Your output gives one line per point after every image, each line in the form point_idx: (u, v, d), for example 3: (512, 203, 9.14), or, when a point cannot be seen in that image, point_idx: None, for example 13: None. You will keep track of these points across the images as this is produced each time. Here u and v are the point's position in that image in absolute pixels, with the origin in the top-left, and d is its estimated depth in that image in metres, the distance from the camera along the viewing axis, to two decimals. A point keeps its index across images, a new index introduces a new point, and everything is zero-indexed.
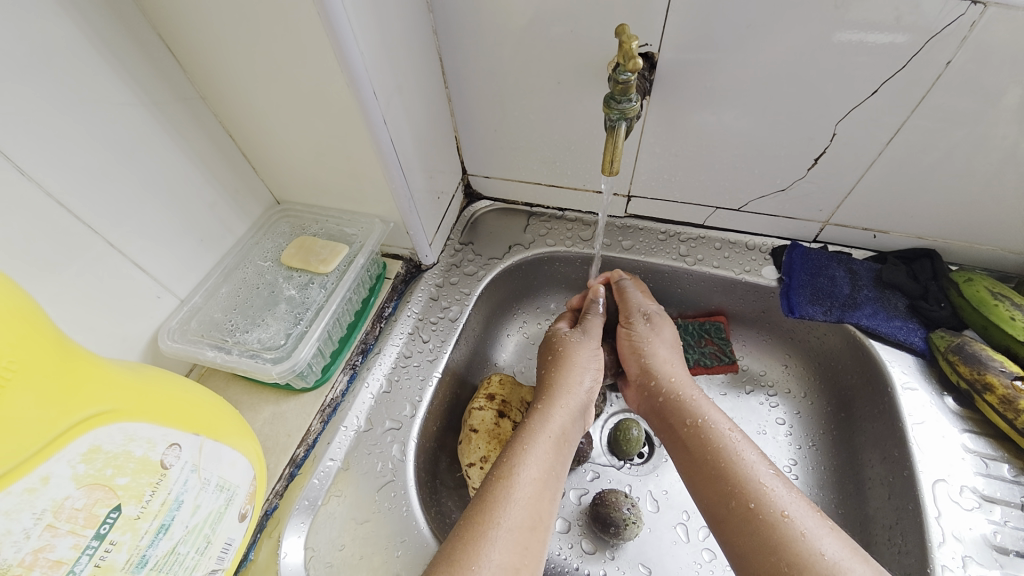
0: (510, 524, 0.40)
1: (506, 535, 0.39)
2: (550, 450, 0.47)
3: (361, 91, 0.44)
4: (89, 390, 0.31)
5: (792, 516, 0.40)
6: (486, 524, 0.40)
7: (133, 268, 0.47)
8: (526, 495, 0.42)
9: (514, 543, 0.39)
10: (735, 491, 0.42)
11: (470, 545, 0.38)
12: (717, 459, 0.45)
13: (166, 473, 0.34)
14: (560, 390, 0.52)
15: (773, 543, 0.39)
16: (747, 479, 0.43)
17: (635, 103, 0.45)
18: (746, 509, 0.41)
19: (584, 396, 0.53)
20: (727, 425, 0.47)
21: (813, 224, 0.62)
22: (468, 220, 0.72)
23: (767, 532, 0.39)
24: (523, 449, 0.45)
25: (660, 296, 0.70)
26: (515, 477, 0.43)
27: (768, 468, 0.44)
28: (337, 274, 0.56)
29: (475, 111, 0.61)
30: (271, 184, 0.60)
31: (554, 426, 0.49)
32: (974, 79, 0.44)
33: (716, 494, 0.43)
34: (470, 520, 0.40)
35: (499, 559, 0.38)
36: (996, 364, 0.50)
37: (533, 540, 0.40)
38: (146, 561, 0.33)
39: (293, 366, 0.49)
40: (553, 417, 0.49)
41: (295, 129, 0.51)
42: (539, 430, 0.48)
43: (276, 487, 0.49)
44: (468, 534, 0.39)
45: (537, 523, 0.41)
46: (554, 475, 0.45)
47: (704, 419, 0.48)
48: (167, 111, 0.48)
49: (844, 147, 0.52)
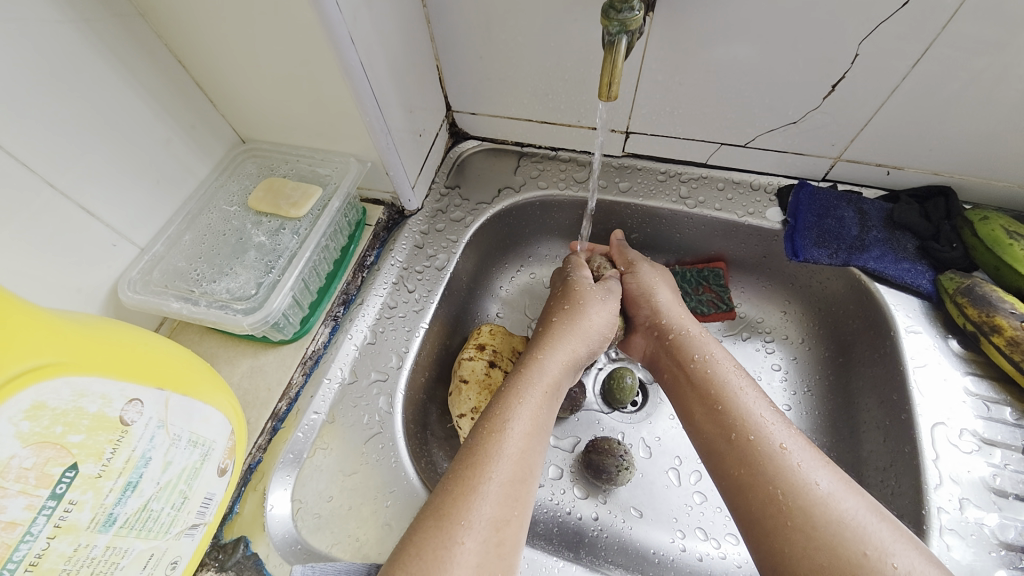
0: (500, 478, 0.38)
1: (497, 489, 0.37)
2: (542, 402, 0.44)
3: (321, 1, 0.38)
4: (24, 341, 0.28)
5: (789, 449, 0.38)
6: (477, 479, 0.38)
7: (81, 214, 0.43)
8: (518, 450, 0.40)
9: (503, 498, 0.37)
10: (735, 424, 0.41)
11: (460, 500, 0.36)
12: (720, 394, 0.43)
13: (127, 430, 0.32)
14: (562, 345, 0.49)
15: (768, 475, 0.37)
16: (746, 415, 0.41)
17: (637, 12, 0.39)
18: (744, 441, 0.40)
19: (585, 354, 0.50)
20: (733, 362, 0.46)
21: (824, 160, 0.57)
22: (454, 161, 0.67)
23: (763, 463, 0.38)
24: (514, 402, 0.43)
25: (657, 242, 0.67)
26: (509, 431, 0.41)
27: (769, 406, 0.42)
28: (310, 219, 0.52)
29: (458, 35, 0.54)
30: (233, 120, 0.54)
31: (551, 378, 0.46)
32: (1002, 3, 0.39)
33: (713, 428, 0.42)
34: (460, 474, 0.38)
35: (488, 513, 0.36)
36: (1006, 305, 0.48)
37: (520, 492, 0.38)
38: (114, 519, 0.32)
39: (266, 317, 0.46)
40: (545, 365, 0.47)
41: (251, 51, 0.45)
42: (537, 382, 0.45)
43: (258, 441, 0.47)
44: (458, 491, 0.37)
45: (524, 476, 0.39)
46: (544, 426, 0.43)
47: (710, 355, 0.47)
48: (102, 32, 0.41)
49: (865, 72, 0.47)
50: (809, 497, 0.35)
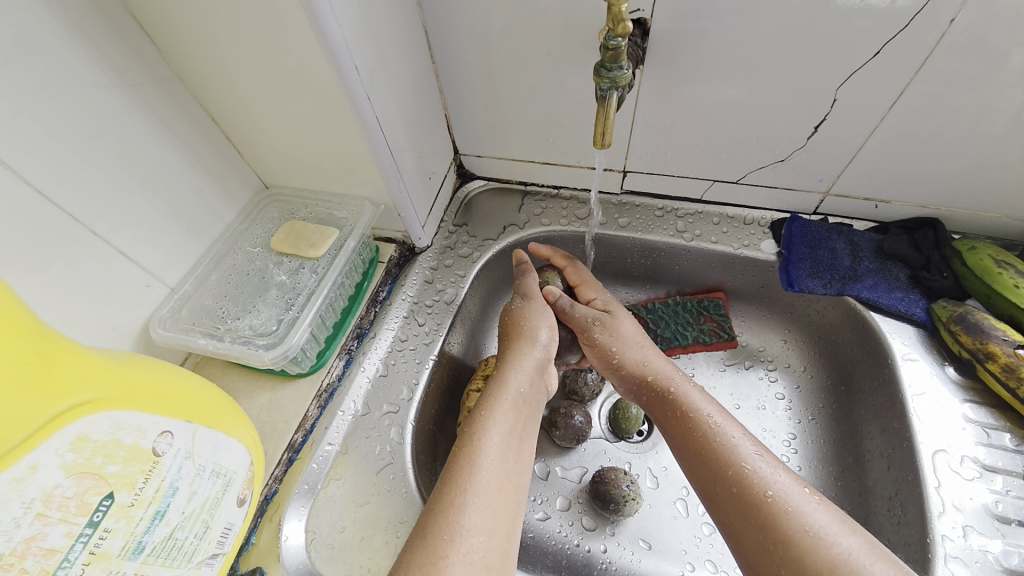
0: (477, 488, 0.39)
1: (477, 499, 0.39)
2: (509, 412, 0.46)
3: (343, 67, 0.43)
4: (73, 378, 0.31)
5: (777, 495, 0.39)
6: (456, 491, 0.39)
7: (120, 258, 0.47)
8: (491, 459, 0.42)
9: (484, 507, 0.39)
10: (720, 474, 0.42)
11: (442, 514, 0.38)
12: (701, 444, 0.44)
13: (158, 460, 0.34)
14: (515, 355, 0.51)
15: (758, 522, 0.39)
16: (731, 461, 0.42)
17: (625, 71, 0.43)
18: (732, 492, 0.41)
19: (540, 354, 0.52)
20: (710, 408, 0.47)
21: (814, 195, 0.60)
22: (461, 201, 0.71)
23: (751, 513, 0.39)
24: (482, 417, 0.45)
25: (657, 274, 0.69)
26: (479, 442, 0.43)
27: (753, 448, 0.43)
28: (327, 258, 0.55)
29: (465, 87, 0.59)
30: (258, 168, 0.59)
31: (511, 390, 0.48)
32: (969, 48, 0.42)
33: (703, 477, 0.43)
34: (440, 490, 0.40)
35: (471, 523, 0.37)
36: (999, 332, 0.49)
37: (504, 501, 0.40)
38: (143, 547, 0.33)
39: (286, 352, 0.48)
40: (510, 380, 0.49)
41: (278, 109, 0.49)
42: (498, 396, 0.47)
43: (275, 472, 0.49)
44: (439, 506, 0.38)
45: (506, 485, 0.41)
46: (517, 436, 0.45)
47: (685, 405, 0.48)
48: (147, 94, 0.46)
49: (845, 114, 0.51)
50: (799, 545, 0.36)
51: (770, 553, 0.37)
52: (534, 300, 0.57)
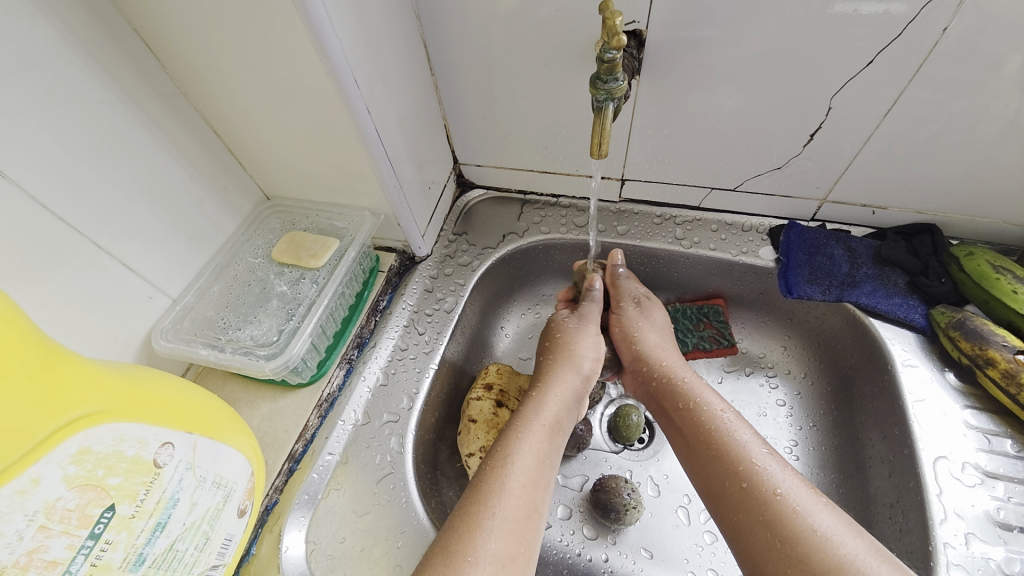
0: (505, 514, 0.40)
1: (502, 524, 0.39)
2: (543, 439, 0.46)
3: (343, 81, 0.43)
4: (75, 391, 0.31)
5: (785, 493, 0.39)
6: (482, 514, 0.39)
7: (122, 270, 0.47)
8: (521, 484, 0.42)
9: (508, 532, 0.39)
10: (729, 471, 0.42)
11: (465, 536, 0.38)
12: (712, 440, 0.44)
13: (159, 472, 0.34)
14: (558, 378, 0.52)
15: (765, 521, 0.39)
16: (741, 457, 0.42)
17: (621, 82, 0.44)
18: (739, 488, 0.41)
19: (581, 382, 0.52)
20: (721, 405, 0.47)
21: (811, 202, 0.61)
22: (461, 210, 0.71)
23: (760, 510, 0.39)
24: (515, 439, 0.45)
25: (656, 281, 0.69)
26: (509, 465, 0.43)
27: (762, 448, 0.43)
28: (328, 268, 0.56)
29: (464, 98, 0.60)
30: (260, 180, 0.60)
31: (547, 414, 0.48)
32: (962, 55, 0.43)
33: (712, 476, 0.43)
34: (466, 509, 0.40)
35: (494, 548, 0.37)
36: (998, 338, 0.49)
37: (527, 528, 0.40)
38: (143, 559, 0.33)
39: (286, 362, 0.49)
40: (544, 405, 0.49)
41: (279, 122, 0.50)
42: (531, 419, 0.47)
43: (275, 482, 0.49)
44: (464, 526, 0.39)
45: (531, 511, 0.41)
46: (548, 462, 0.45)
47: (697, 400, 0.48)
48: (151, 109, 0.47)
49: (840, 122, 0.51)
50: (807, 544, 0.36)
51: (776, 552, 0.37)
52: (584, 320, 0.57)
